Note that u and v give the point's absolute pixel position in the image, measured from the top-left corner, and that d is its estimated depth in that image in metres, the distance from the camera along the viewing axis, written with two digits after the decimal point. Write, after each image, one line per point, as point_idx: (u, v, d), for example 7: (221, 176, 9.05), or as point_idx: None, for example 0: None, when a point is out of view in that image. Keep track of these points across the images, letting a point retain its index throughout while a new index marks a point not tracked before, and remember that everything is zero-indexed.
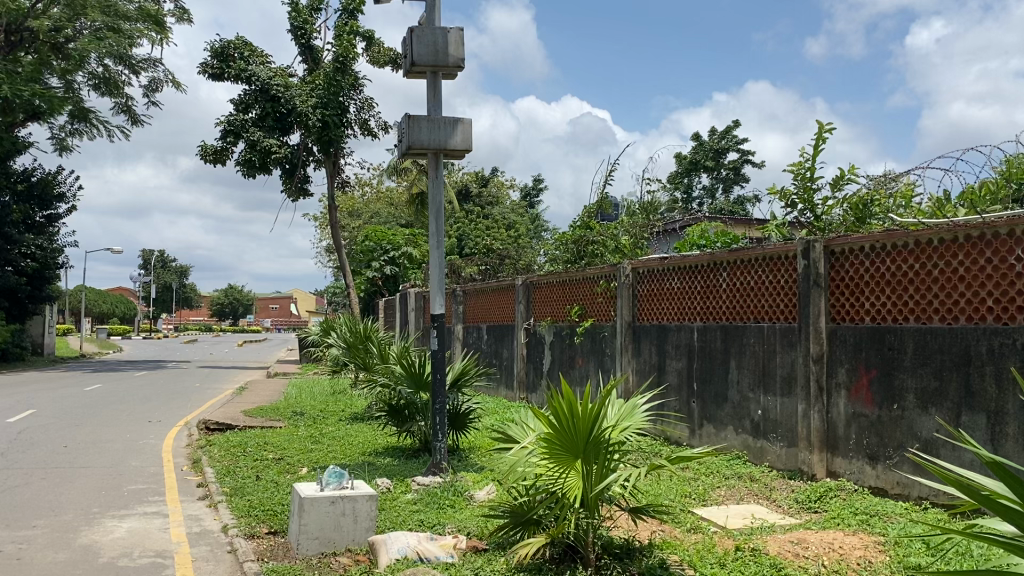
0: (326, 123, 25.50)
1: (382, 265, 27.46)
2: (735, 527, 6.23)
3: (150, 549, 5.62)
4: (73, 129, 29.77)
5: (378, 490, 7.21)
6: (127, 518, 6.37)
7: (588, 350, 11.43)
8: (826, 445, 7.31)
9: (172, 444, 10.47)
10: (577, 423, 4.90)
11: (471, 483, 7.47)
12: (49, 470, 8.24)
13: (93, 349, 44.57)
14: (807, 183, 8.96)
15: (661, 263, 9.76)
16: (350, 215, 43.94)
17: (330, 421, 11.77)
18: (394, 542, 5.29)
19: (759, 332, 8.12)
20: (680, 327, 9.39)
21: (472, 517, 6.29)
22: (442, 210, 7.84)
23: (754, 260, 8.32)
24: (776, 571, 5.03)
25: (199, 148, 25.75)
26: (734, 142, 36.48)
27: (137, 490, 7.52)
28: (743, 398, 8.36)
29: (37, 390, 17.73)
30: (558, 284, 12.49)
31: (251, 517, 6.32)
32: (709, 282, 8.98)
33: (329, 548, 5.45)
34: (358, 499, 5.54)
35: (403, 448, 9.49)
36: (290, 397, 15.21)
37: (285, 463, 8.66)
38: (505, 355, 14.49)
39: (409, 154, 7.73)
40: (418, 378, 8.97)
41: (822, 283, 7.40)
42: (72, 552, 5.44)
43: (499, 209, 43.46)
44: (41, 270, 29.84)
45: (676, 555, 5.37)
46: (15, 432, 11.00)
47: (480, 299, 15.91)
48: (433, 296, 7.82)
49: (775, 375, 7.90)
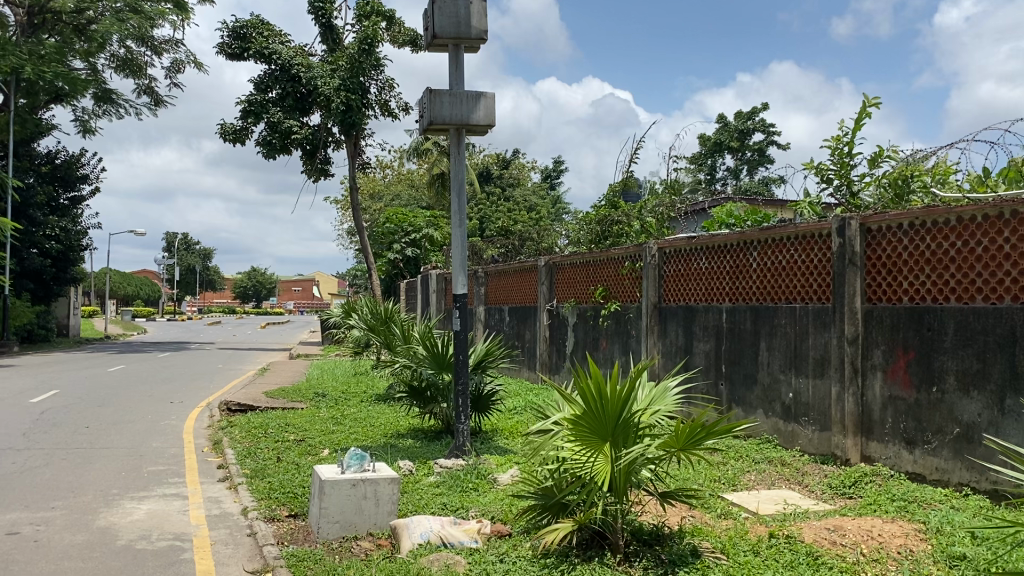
0: (348, 104, 25.36)
1: (403, 246, 27.31)
2: (767, 513, 6.04)
3: (168, 531, 5.51)
4: (96, 111, 29.85)
5: (401, 473, 7.07)
6: (146, 501, 6.28)
7: (612, 332, 11.24)
8: (861, 429, 7.08)
9: (193, 425, 10.43)
10: (605, 404, 4.73)
11: (495, 466, 7.32)
12: (69, 452, 8.19)
13: (118, 330, 45.06)
14: (845, 160, 8.70)
15: (689, 243, 9.52)
16: (371, 197, 43.95)
17: (352, 402, 11.67)
18: (417, 526, 5.14)
19: (791, 313, 7.88)
20: (707, 308, 9.17)
21: (497, 500, 6.14)
22: (464, 187, 7.64)
23: (786, 239, 8.08)
24: (813, 560, 4.84)
25: (220, 128, 25.69)
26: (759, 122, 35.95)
27: (157, 471, 7.45)
28: (773, 381, 8.15)
29: (61, 371, 17.83)
30: (582, 265, 12.29)
31: (272, 499, 6.21)
32: (739, 261, 8.74)
33: (350, 532, 5.31)
34: (380, 481, 5.39)
35: (425, 429, 9.39)
36: (312, 378, 15.15)
37: (306, 444, 8.55)
38: (528, 337, 14.31)
39: (431, 129, 7.54)
40: (441, 359, 8.85)
41: (858, 263, 7.15)
42: (90, 535, 5.35)
43: (521, 191, 43.24)
44: (66, 251, 29.99)
45: (707, 542, 5.17)
46: (38, 412, 11.00)
47: (503, 281, 15.75)
48: (455, 275, 7.64)
49: (807, 357, 7.68)
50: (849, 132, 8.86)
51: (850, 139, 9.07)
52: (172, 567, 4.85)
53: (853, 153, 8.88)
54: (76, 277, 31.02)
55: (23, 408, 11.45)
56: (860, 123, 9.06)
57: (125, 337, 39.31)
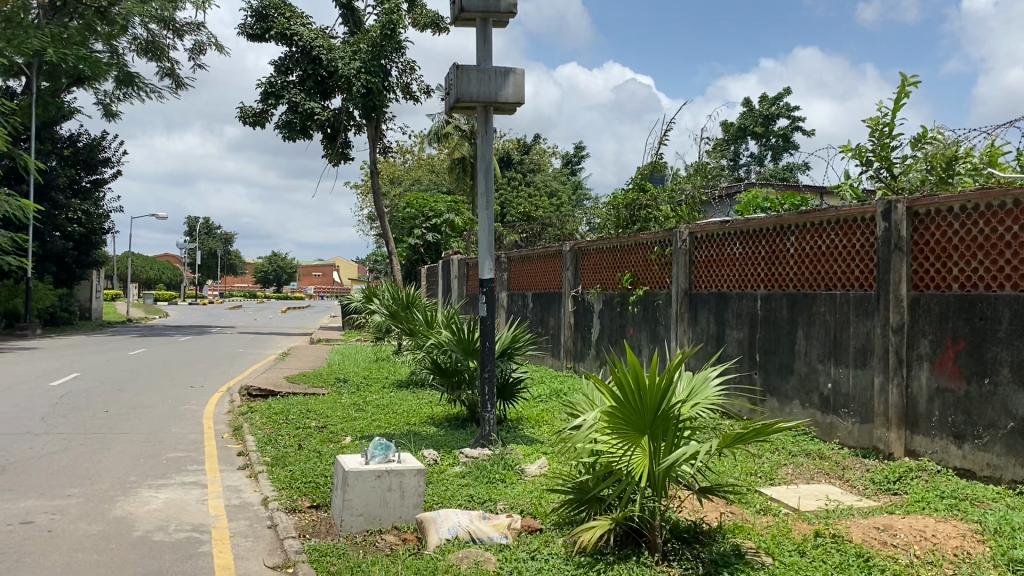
0: (369, 87, 25.11)
1: (424, 232, 27.07)
2: (808, 509, 5.77)
3: (186, 522, 5.32)
4: (117, 95, 29.80)
5: (425, 462, 6.85)
6: (164, 489, 6.10)
7: (640, 319, 10.96)
8: (906, 422, 6.78)
9: (213, 410, 10.28)
10: (644, 396, 4.47)
11: (523, 456, 7.07)
12: (87, 437, 8.03)
13: (140, 314, 45.32)
14: (885, 140, 8.32)
15: (722, 227, 9.21)
16: (391, 182, 43.76)
17: (374, 388, 11.47)
18: (444, 521, 4.89)
19: (831, 300, 7.57)
20: (741, 295, 8.87)
21: (526, 493, 5.90)
22: (491, 167, 7.38)
23: (827, 223, 7.75)
24: (863, 562, 4.56)
25: (240, 111, 25.54)
26: (785, 107, 35.40)
27: (176, 458, 7.28)
28: (811, 370, 7.85)
29: (83, 354, 17.80)
30: (609, 250, 11.99)
31: (293, 489, 6.00)
32: (776, 246, 8.42)
33: (374, 525, 5.09)
34: (405, 473, 5.15)
35: (450, 417, 9.17)
36: (334, 363, 14.98)
37: (328, 431, 8.35)
38: (551, 324, 14.04)
39: (458, 107, 7.28)
40: (467, 345, 8.60)
41: (904, 248, 6.82)
42: (106, 525, 5.16)
43: (542, 177, 42.88)
44: (88, 235, 30.03)
45: (750, 541, 4.91)
46: (58, 396, 10.89)
47: (526, 266, 15.46)
48: (481, 259, 7.39)
49: (848, 347, 7.37)
50: (889, 112, 8.49)
51: (890, 119, 8.69)
52: (190, 560, 4.64)
53: (893, 133, 8.51)
54: (98, 260, 31.09)
55: (44, 391, 11.36)
56: (899, 102, 8.69)
57: (147, 320, 39.45)
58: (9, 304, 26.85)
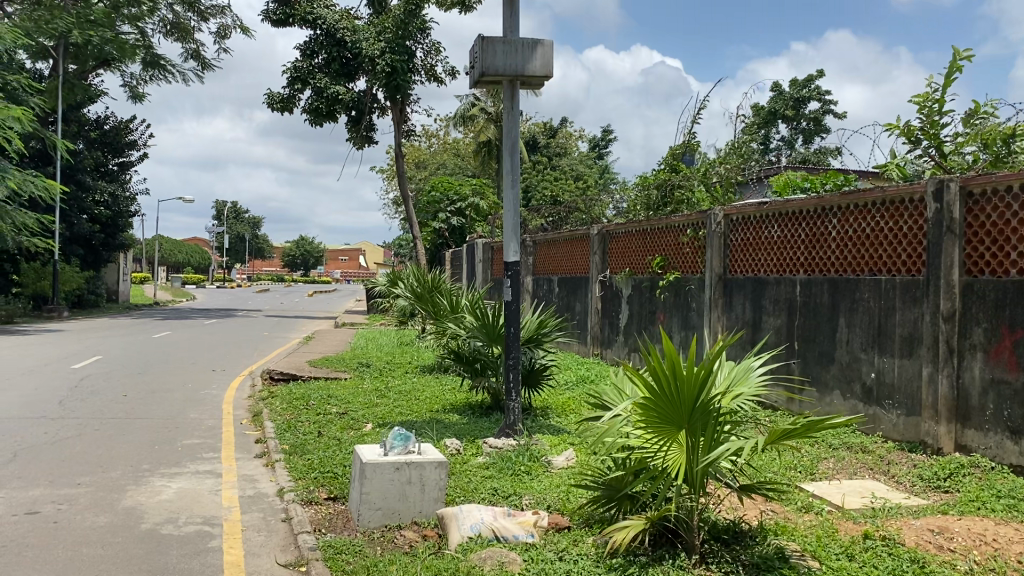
0: (393, 67, 24.80)
1: (449, 215, 26.75)
2: (853, 507, 5.43)
3: (197, 515, 5.08)
4: (145, 77, 29.79)
5: (447, 452, 6.57)
6: (177, 478, 5.88)
7: (671, 305, 10.60)
8: (957, 415, 6.38)
9: (233, 395, 10.08)
10: (681, 387, 4.15)
11: (549, 447, 6.78)
12: (103, 422, 7.85)
13: (167, 296, 45.51)
14: (935, 117, 7.82)
15: (759, 209, 8.82)
16: (416, 166, 43.49)
17: (397, 374, 11.22)
18: (466, 517, 4.59)
19: (876, 286, 7.19)
20: (779, 280, 8.50)
21: (553, 487, 5.62)
22: (517, 144, 7.05)
23: (872, 205, 7.34)
24: (920, 569, 4.20)
25: (267, 96, 25.36)
26: (816, 90, 34.65)
27: (191, 445, 7.07)
28: (853, 359, 7.47)
29: (107, 337, 17.75)
30: (639, 233, 11.61)
31: (310, 479, 5.75)
32: (816, 229, 8.02)
33: (393, 520, 4.82)
34: (426, 465, 4.86)
35: (474, 404, 8.89)
36: (357, 348, 14.73)
37: (349, 418, 8.10)
38: (579, 309, 13.68)
39: (483, 81, 6.95)
40: (491, 330, 8.29)
41: (956, 231, 6.40)
42: (113, 516, 4.94)
43: (568, 161, 42.39)
44: (115, 218, 30.07)
45: (794, 543, 4.57)
46: (77, 379, 10.75)
47: (552, 251, 15.10)
48: (507, 241, 7.07)
49: (894, 335, 6.98)
50: (939, 88, 7.99)
51: (940, 95, 8.20)
52: (199, 556, 4.39)
53: (943, 111, 8.03)
54: (125, 243, 31.13)
55: (64, 374, 11.24)
56: (949, 78, 8.20)
57: (174, 303, 39.60)
58: (37, 286, 26.94)
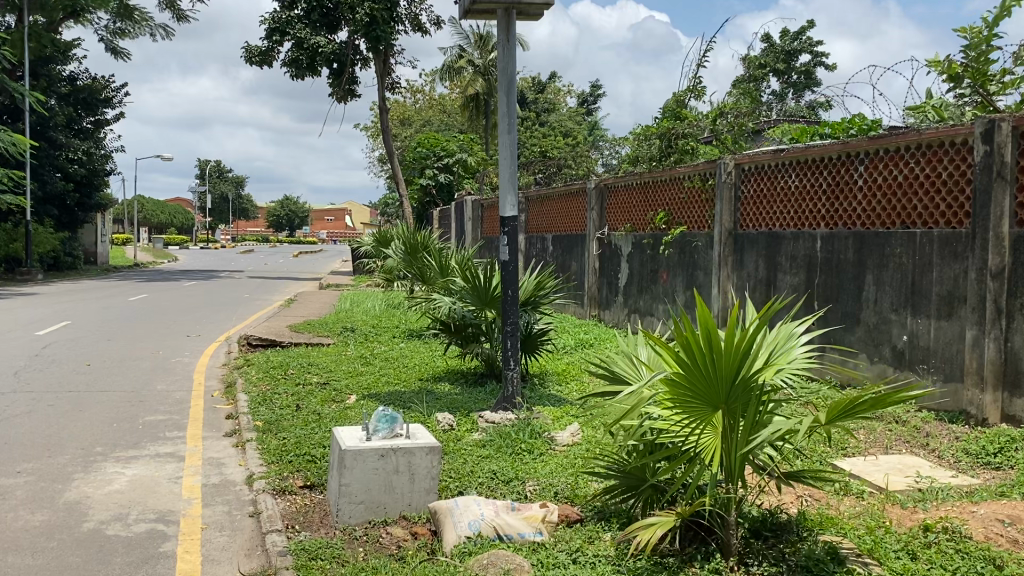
0: (374, 16, 23.74)
1: (436, 172, 25.80)
2: (898, 489, 4.82)
3: (152, 509, 4.40)
4: (118, 29, 28.57)
5: (438, 429, 5.93)
6: (133, 463, 5.20)
7: (675, 262, 9.91)
8: (1004, 383, 5.75)
9: (207, 363, 9.39)
10: (718, 361, 3.52)
11: (551, 422, 6.12)
12: (59, 396, 7.14)
13: (149, 257, 44.67)
14: (980, 54, 7.14)
15: (775, 156, 8.12)
16: (401, 123, 42.15)
17: (383, 339, 10.54)
18: (463, 514, 3.90)
19: (909, 240, 6.52)
20: (797, 235, 7.84)
21: (561, 469, 4.98)
22: (514, 82, 6.25)
23: (906, 150, 6.64)
24: (998, 570, 3.56)
25: (244, 49, 24.27)
26: (807, 42, 33.80)
27: (155, 422, 6.38)
28: (881, 321, 6.82)
29: (79, 301, 16.95)
30: (640, 186, 10.87)
31: (284, 463, 5.07)
32: (840, 178, 7.33)
33: (377, 515, 4.15)
34: (415, 452, 4.18)
35: (466, 371, 8.25)
36: (341, 311, 13.99)
37: (331, 389, 7.41)
38: (574, 268, 13.00)
39: (475, 11, 6.20)
40: (483, 293, 7.60)
41: (1007, 176, 5.72)
42: (53, 513, 4.26)
43: (556, 117, 41.30)
44: (90, 177, 28.96)
45: (845, 538, 3.91)
46: (39, 347, 10.03)
47: (545, 207, 14.33)
48: (502, 194, 6.32)
49: (929, 294, 6.34)
50: (986, 24, 7.31)
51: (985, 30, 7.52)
52: (146, 565, 3.71)
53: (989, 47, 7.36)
54: (101, 203, 30.13)
55: (25, 342, 10.49)
56: (1000, 11, 7.45)
57: (157, 264, 38.81)
58: (9, 248, 26.01)
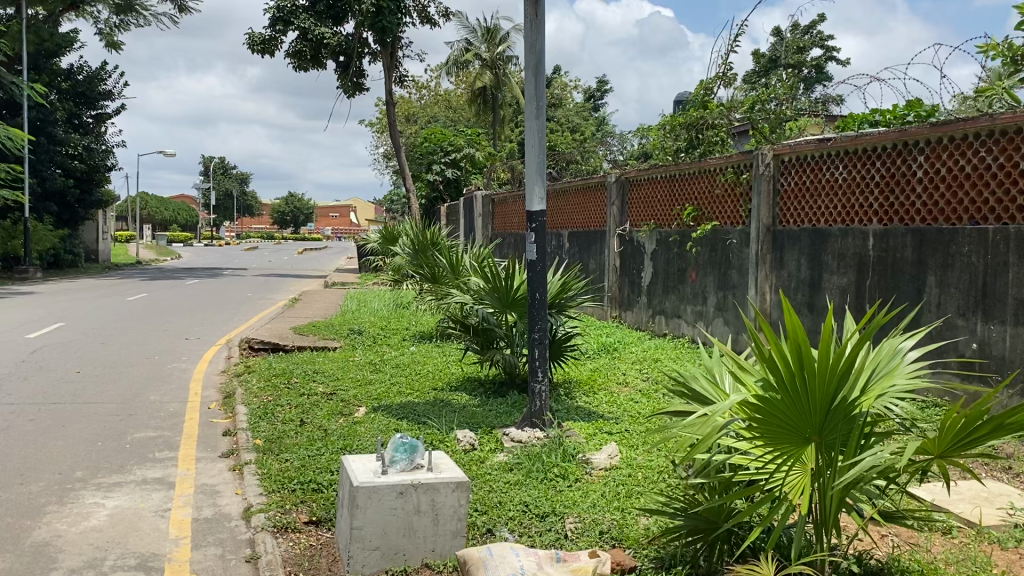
0: (379, 6, 23.06)
1: (442, 167, 25.15)
2: (992, 524, 4.18)
3: (133, 552, 3.78)
4: (120, 22, 27.96)
5: (459, 448, 5.31)
6: (115, 493, 4.57)
7: (705, 261, 9.28)
8: None
9: (205, 370, 8.78)
10: (811, 385, 2.89)
11: (586, 441, 5.49)
12: (42, 409, 6.54)
13: (151, 254, 44.16)
14: None
15: (819, 146, 7.47)
16: (406, 120, 41.62)
17: (393, 342, 9.91)
18: (499, 567, 3.27)
19: (980, 238, 5.87)
20: (845, 232, 7.19)
21: (605, 501, 4.35)
22: (542, 64, 5.62)
23: (974, 138, 5.98)
24: None
25: (247, 38, 23.60)
26: (819, 36, 33.11)
27: (145, 440, 5.76)
28: (946, 325, 6.16)
29: (78, 300, 16.39)
30: (665, 180, 10.24)
31: (286, 493, 4.44)
32: (896, 169, 6.68)
33: (396, 563, 3.54)
34: (439, 488, 3.56)
35: (486, 380, 7.62)
36: (348, 311, 13.36)
37: (338, 400, 6.80)
38: (592, 266, 12.36)
39: None
40: (504, 295, 6.97)
41: None
42: (15, 560, 3.64)
43: (564, 112, 40.65)
44: (90, 172, 28.35)
45: None
46: (28, 352, 9.42)
47: (560, 203, 13.68)
48: (530, 186, 5.70)
49: (1003, 297, 5.69)
50: None
51: None
52: None
53: None
54: (101, 199, 29.52)
55: (12, 346, 9.88)
56: None
57: (159, 262, 38.27)
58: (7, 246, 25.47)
